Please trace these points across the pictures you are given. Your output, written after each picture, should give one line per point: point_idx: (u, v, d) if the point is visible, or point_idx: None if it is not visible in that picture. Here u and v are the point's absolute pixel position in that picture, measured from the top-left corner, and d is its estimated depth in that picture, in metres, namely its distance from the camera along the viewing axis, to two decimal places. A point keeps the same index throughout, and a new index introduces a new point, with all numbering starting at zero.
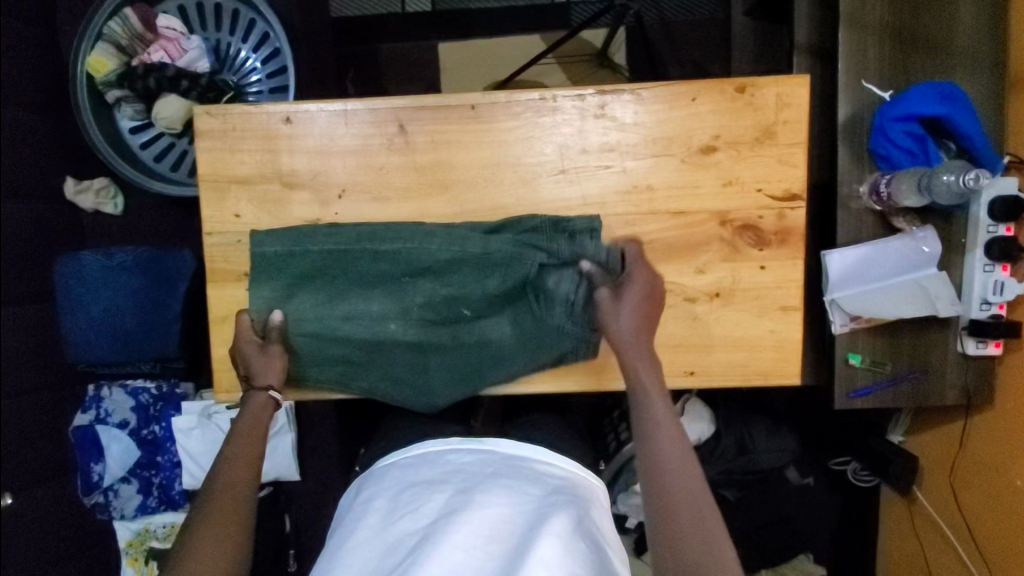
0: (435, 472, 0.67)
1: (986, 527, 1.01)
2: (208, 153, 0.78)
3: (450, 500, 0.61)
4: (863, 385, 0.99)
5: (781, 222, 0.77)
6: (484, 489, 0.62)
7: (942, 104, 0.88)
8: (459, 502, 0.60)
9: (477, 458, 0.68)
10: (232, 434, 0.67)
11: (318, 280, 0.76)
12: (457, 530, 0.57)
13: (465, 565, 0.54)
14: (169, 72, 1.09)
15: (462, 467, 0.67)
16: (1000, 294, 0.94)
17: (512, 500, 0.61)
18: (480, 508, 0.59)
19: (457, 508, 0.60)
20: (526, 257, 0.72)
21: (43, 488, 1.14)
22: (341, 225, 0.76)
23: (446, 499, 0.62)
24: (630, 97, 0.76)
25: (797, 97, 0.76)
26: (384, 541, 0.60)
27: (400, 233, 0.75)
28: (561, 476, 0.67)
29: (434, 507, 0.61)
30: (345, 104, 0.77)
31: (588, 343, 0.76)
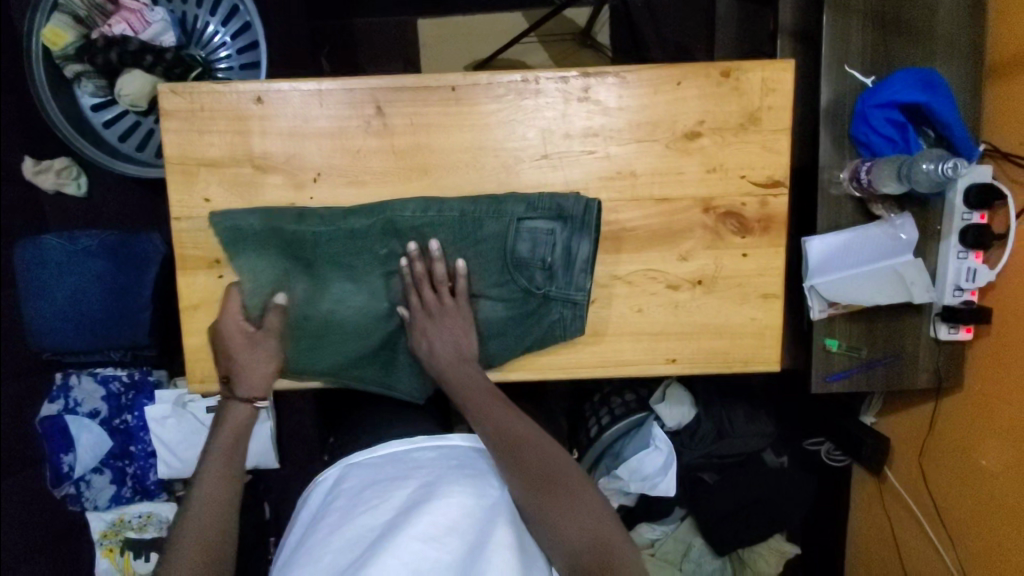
0: (399, 468, 0.66)
1: (953, 509, 1.05)
2: (174, 134, 0.75)
3: (413, 494, 0.61)
4: (839, 369, 1.01)
5: (764, 208, 0.77)
6: (448, 481, 0.62)
7: (922, 92, 0.88)
8: (423, 495, 0.60)
9: (440, 453, 0.68)
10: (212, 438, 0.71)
11: (301, 262, 0.75)
12: (420, 524, 0.56)
13: (428, 557, 0.55)
14: (132, 46, 1.04)
15: (427, 461, 0.66)
16: (972, 281, 0.96)
17: (474, 495, 0.61)
18: (445, 500, 0.59)
19: (419, 502, 0.59)
20: (506, 213, 0.74)
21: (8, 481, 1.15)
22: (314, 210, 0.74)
23: (409, 493, 0.61)
24: (614, 80, 0.74)
25: (781, 82, 0.75)
26: (345, 536, 0.59)
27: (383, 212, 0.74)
28: None
29: (396, 503, 0.61)
30: (319, 84, 0.74)
31: (577, 314, 0.76)
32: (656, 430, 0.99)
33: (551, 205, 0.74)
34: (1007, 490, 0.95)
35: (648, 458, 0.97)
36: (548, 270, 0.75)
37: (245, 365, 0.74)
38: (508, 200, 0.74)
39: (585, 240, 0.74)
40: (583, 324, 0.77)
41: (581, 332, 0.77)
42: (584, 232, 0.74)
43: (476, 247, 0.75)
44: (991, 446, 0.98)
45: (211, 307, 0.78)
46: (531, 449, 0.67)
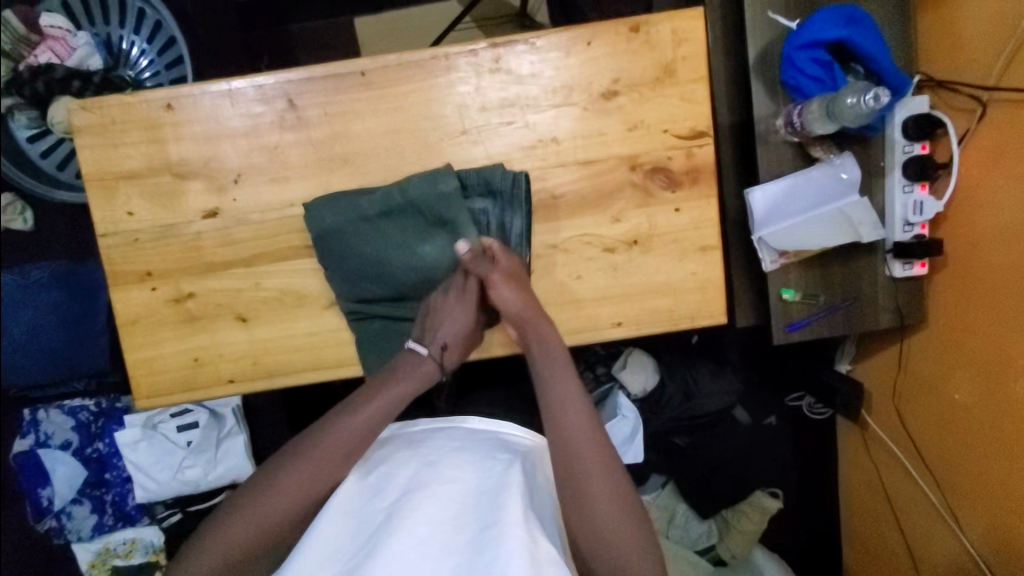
0: (405, 452, 0.66)
1: (932, 443, 1.05)
2: (90, 150, 0.74)
3: (414, 477, 0.62)
4: (799, 318, 1.00)
5: (690, 160, 0.76)
6: (450, 461, 0.63)
7: (844, 28, 0.87)
8: (423, 479, 0.61)
9: (444, 432, 0.69)
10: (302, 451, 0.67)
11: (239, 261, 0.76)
12: (423, 507, 0.58)
13: (434, 538, 0.56)
14: (58, 73, 1.03)
15: (430, 440, 0.67)
16: (921, 214, 0.95)
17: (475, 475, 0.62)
18: (447, 481, 0.61)
19: (421, 485, 0.61)
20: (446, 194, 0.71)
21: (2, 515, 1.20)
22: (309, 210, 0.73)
23: (410, 476, 0.63)
24: (524, 47, 0.73)
25: (694, 31, 0.74)
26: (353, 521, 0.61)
27: (429, 181, 0.72)
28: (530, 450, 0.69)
29: (400, 485, 0.62)
30: (228, 84, 0.73)
31: None
32: (623, 400, 0.97)
33: (478, 182, 0.74)
34: (978, 417, 0.95)
35: (616, 428, 0.95)
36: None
37: (459, 337, 0.76)
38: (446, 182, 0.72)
39: (517, 216, 0.74)
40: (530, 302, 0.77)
41: None
42: (508, 205, 0.74)
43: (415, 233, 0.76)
44: (962, 379, 0.98)
45: (149, 321, 0.77)
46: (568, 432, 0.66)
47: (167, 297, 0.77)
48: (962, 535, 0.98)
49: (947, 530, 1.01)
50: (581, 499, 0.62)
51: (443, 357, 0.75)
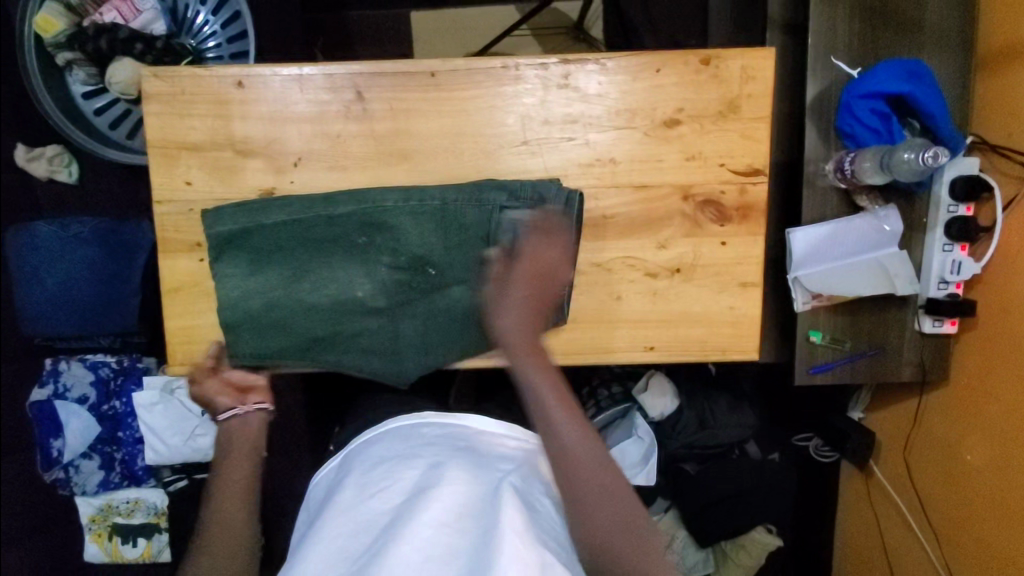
0: (408, 451, 0.62)
1: (939, 502, 1.05)
2: (157, 117, 0.75)
3: (421, 476, 0.58)
4: (823, 361, 1.00)
5: (742, 197, 0.77)
6: (460, 464, 0.59)
7: (906, 82, 0.88)
8: (430, 478, 0.57)
9: (447, 431, 0.64)
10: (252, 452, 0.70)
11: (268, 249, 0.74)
12: (430, 509, 0.53)
13: (441, 542, 0.52)
14: (122, 34, 1.03)
15: (435, 440, 0.63)
16: (957, 273, 0.95)
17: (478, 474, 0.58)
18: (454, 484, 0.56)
19: (427, 484, 0.56)
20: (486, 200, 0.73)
21: (9, 461, 1.21)
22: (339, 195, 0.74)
23: (417, 474, 0.58)
24: (594, 67, 0.74)
25: (762, 70, 0.75)
26: (357, 519, 0.56)
27: (472, 193, 0.73)
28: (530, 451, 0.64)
29: (405, 484, 0.57)
30: (300, 69, 0.74)
31: (560, 304, 0.76)
32: (639, 421, 1.00)
33: (533, 196, 0.74)
34: (993, 480, 0.95)
35: (631, 448, 0.98)
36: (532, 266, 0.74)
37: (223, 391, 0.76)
38: (489, 191, 0.73)
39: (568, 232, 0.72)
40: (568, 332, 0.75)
41: (563, 319, 0.77)
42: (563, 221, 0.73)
43: (456, 236, 0.73)
44: (976, 441, 0.98)
45: (192, 291, 0.78)
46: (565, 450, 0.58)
47: None
48: None
49: None
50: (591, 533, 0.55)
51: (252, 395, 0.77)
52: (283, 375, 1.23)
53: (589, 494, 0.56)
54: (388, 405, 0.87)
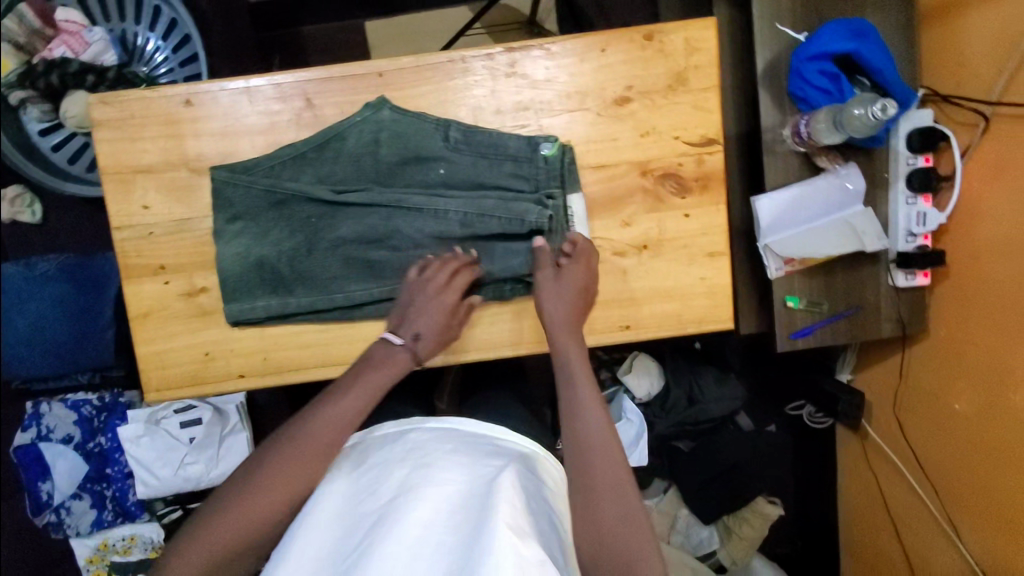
0: (391, 454, 0.60)
1: (933, 455, 1.05)
2: (107, 144, 0.75)
3: (408, 478, 0.56)
4: (803, 326, 1.01)
5: (701, 167, 0.77)
6: (444, 464, 0.56)
7: (851, 41, 0.89)
8: (417, 481, 0.55)
9: (437, 433, 0.62)
10: (349, 393, 0.65)
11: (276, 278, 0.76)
12: (416, 512, 0.52)
13: (428, 546, 0.50)
14: (73, 67, 1.03)
15: (423, 443, 0.60)
16: (923, 225, 0.97)
17: (469, 475, 0.56)
18: (439, 485, 0.54)
19: (414, 486, 0.54)
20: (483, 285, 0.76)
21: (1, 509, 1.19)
22: (328, 285, 0.76)
23: (404, 476, 0.56)
24: (540, 52, 0.75)
25: (706, 40, 0.75)
26: (341, 524, 0.55)
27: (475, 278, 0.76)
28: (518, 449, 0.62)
29: (390, 485, 0.55)
30: (247, 82, 0.74)
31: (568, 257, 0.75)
32: (626, 403, 0.98)
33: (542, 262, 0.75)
34: (990, 428, 0.94)
35: (621, 430, 0.96)
36: (520, 176, 0.75)
37: (430, 327, 0.72)
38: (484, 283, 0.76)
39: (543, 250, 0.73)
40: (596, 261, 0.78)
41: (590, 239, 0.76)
42: (561, 186, 0.75)
43: None
44: (963, 389, 0.99)
45: (160, 315, 0.78)
46: (584, 416, 0.62)
47: (179, 291, 0.77)
48: (965, 550, 0.98)
49: (950, 542, 1.01)
50: (591, 498, 0.56)
51: (417, 347, 0.71)
52: (271, 395, 1.22)
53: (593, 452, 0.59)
54: None
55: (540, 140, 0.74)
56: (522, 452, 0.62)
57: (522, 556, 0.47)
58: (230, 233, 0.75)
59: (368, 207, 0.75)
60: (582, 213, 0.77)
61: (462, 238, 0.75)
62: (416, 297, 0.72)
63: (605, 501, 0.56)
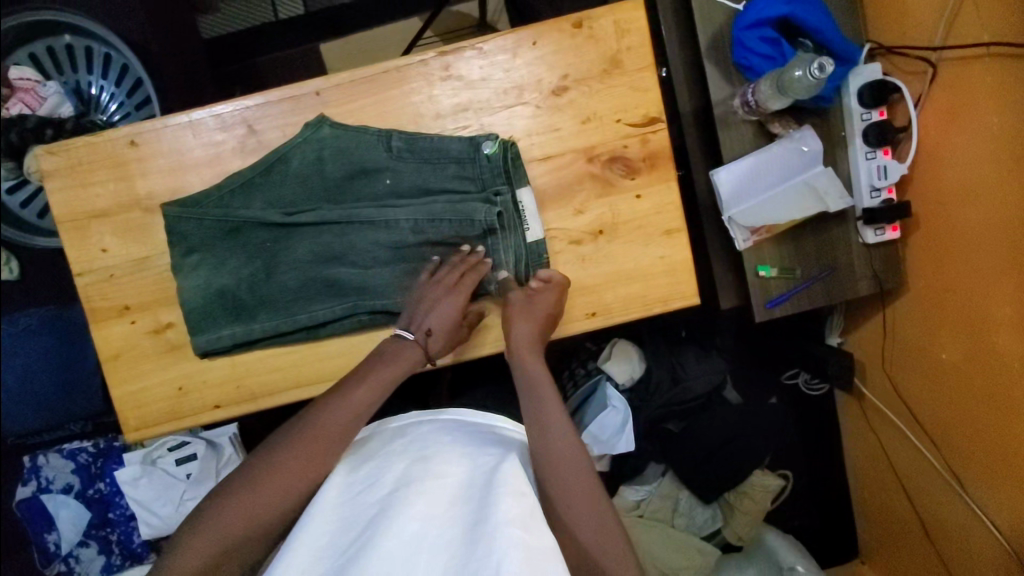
0: (392, 449, 0.63)
1: (928, 409, 1.04)
2: (60, 194, 0.76)
3: (407, 469, 0.58)
4: (778, 294, 1.00)
5: (646, 146, 0.77)
6: (445, 458, 0.59)
7: (788, 4, 0.89)
8: (417, 473, 0.57)
9: (435, 427, 0.66)
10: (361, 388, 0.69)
11: (239, 307, 0.76)
12: (417, 501, 0.54)
13: (430, 537, 0.51)
14: (29, 122, 1.01)
15: (421, 437, 0.64)
16: (885, 178, 0.96)
17: (467, 468, 0.58)
18: (439, 478, 0.57)
19: (415, 477, 0.57)
20: None
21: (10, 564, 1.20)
22: (291, 306, 0.77)
23: (403, 469, 0.58)
24: (472, 53, 0.75)
25: (635, 21, 0.76)
26: (342, 517, 0.56)
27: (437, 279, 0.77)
28: (513, 440, 0.66)
29: (391, 478, 0.58)
30: (189, 116, 0.75)
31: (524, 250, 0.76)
32: (611, 389, 0.98)
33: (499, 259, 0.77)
34: (970, 376, 0.94)
35: (607, 418, 0.95)
36: (465, 177, 0.75)
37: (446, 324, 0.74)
38: None
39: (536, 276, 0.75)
40: (552, 252, 0.78)
41: (542, 233, 0.77)
42: (507, 183, 0.75)
43: None
44: (948, 341, 0.98)
45: (131, 354, 0.79)
46: (550, 433, 0.63)
47: (147, 329, 0.78)
48: (971, 500, 0.96)
49: (955, 494, 1.00)
50: (566, 510, 0.59)
51: (429, 343, 0.74)
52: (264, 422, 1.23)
53: (565, 469, 0.60)
54: None
55: (482, 140, 0.75)
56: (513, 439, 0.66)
57: (526, 545, 0.49)
58: (188, 266, 0.75)
59: (322, 224, 0.75)
60: (531, 207, 0.76)
61: (418, 245, 0.76)
62: (430, 298, 0.74)
63: (580, 511, 0.58)
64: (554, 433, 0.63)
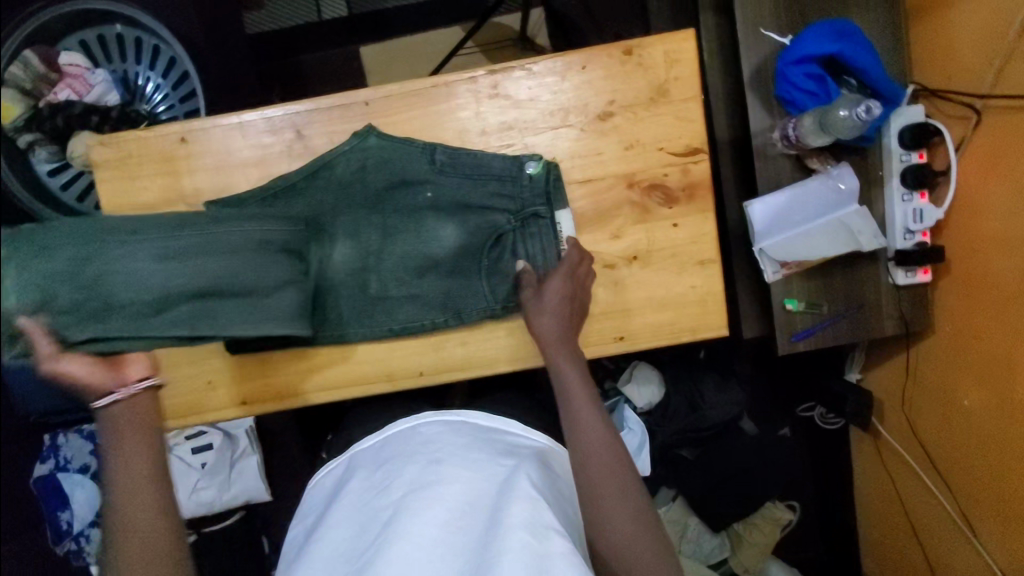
0: (403, 448, 0.64)
1: (943, 450, 1.04)
2: (107, 185, 0.78)
3: (421, 472, 0.60)
4: (803, 328, 1.00)
5: (686, 177, 0.78)
6: (456, 462, 0.61)
7: (837, 41, 0.89)
8: (429, 476, 0.59)
9: (448, 428, 0.66)
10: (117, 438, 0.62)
11: None
12: (431, 506, 0.56)
13: (442, 541, 0.54)
14: (78, 109, 1.02)
15: (434, 438, 0.64)
16: (920, 222, 0.96)
17: (478, 473, 0.60)
18: (451, 483, 0.58)
19: (427, 482, 0.59)
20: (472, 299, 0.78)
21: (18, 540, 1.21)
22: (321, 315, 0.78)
23: (416, 471, 0.60)
24: (521, 73, 0.76)
25: (686, 51, 0.76)
26: (361, 518, 0.59)
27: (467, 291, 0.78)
28: (528, 447, 0.67)
29: (405, 481, 0.59)
30: (239, 117, 0.77)
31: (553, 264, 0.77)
32: (629, 414, 0.95)
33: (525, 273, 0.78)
34: (988, 423, 0.94)
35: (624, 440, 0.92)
36: (504, 194, 0.76)
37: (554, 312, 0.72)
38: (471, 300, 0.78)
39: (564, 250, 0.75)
40: None
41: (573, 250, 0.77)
42: (547, 203, 0.76)
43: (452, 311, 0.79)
44: (971, 385, 0.97)
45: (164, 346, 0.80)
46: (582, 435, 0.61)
47: None
48: (981, 549, 0.95)
49: (965, 542, 0.99)
50: (602, 522, 0.57)
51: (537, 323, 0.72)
52: (278, 417, 1.24)
53: (593, 469, 0.59)
54: (366, 419, 0.87)
55: (526, 159, 0.76)
56: (529, 448, 0.66)
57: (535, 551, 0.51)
58: None
59: (355, 235, 0.77)
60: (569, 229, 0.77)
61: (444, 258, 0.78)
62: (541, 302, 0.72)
63: (620, 521, 0.57)
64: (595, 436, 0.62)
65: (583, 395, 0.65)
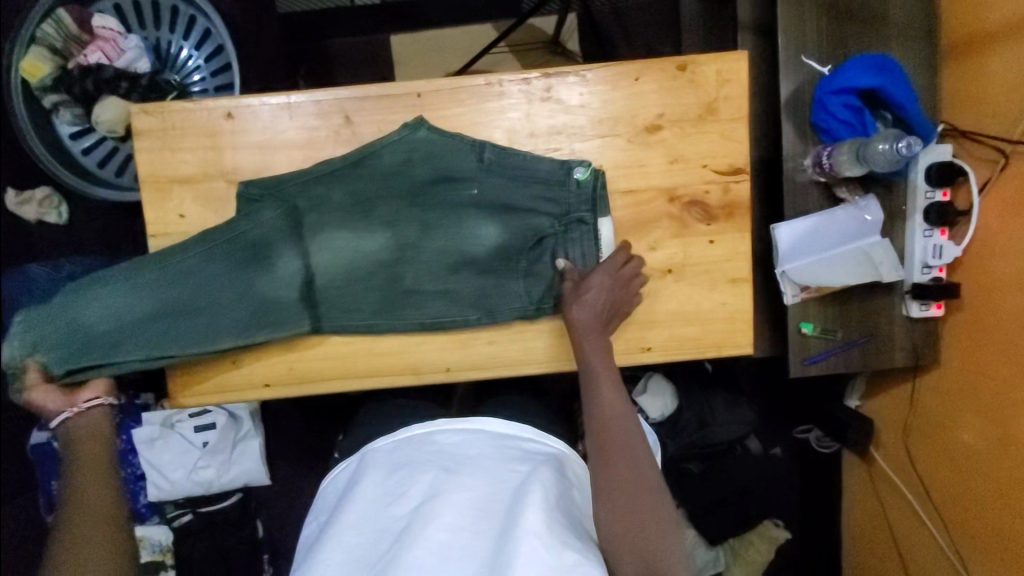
0: (418, 453, 0.63)
1: (937, 481, 1.07)
2: (147, 154, 0.77)
3: (434, 481, 0.59)
4: (816, 352, 1.02)
5: (726, 195, 0.79)
6: (470, 470, 0.60)
7: (876, 76, 0.91)
8: (442, 484, 0.58)
9: (462, 435, 0.64)
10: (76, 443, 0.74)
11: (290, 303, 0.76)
12: (445, 513, 0.55)
13: (455, 548, 0.54)
14: (107, 73, 1.05)
15: (447, 446, 0.63)
16: (939, 258, 0.99)
17: (494, 480, 0.59)
18: (463, 490, 0.58)
19: (439, 489, 0.58)
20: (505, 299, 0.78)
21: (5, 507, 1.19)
22: (351, 304, 0.78)
23: (430, 480, 0.59)
24: (575, 79, 0.77)
25: (737, 72, 0.77)
26: (374, 525, 0.58)
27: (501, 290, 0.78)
28: (547, 451, 0.64)
29: (420, 490, 0.59)
30: (288, 98, 0.76)
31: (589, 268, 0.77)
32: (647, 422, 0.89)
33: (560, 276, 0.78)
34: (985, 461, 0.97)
35: None
36: (548, 198, 0.76)
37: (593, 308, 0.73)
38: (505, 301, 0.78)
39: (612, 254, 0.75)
40: None
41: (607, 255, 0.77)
42: (591, 210, 0.76)
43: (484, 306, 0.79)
44: (971, 423, 1.00)
45: None
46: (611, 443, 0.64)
47: None
48: None
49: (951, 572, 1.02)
50: (629, 528, 0.60)
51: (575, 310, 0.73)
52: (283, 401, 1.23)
53: (621, 474, 0.62)
54: (385, 408, 0.87)
55: (574, 164, 0.76)
56: (549, 456, 0.64)
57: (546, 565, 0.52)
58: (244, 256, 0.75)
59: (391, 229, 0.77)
60: (609, 237, 0.77)
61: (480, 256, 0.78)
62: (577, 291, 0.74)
63: (644, 528, 0.60)
64: (627, 444, 0.64)
65: (618, 399, 0.67)
